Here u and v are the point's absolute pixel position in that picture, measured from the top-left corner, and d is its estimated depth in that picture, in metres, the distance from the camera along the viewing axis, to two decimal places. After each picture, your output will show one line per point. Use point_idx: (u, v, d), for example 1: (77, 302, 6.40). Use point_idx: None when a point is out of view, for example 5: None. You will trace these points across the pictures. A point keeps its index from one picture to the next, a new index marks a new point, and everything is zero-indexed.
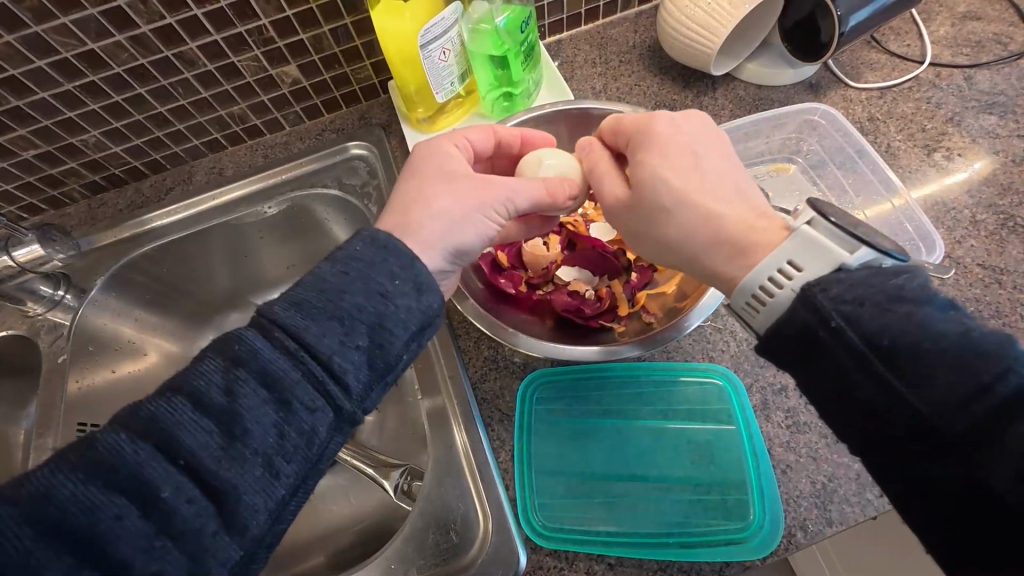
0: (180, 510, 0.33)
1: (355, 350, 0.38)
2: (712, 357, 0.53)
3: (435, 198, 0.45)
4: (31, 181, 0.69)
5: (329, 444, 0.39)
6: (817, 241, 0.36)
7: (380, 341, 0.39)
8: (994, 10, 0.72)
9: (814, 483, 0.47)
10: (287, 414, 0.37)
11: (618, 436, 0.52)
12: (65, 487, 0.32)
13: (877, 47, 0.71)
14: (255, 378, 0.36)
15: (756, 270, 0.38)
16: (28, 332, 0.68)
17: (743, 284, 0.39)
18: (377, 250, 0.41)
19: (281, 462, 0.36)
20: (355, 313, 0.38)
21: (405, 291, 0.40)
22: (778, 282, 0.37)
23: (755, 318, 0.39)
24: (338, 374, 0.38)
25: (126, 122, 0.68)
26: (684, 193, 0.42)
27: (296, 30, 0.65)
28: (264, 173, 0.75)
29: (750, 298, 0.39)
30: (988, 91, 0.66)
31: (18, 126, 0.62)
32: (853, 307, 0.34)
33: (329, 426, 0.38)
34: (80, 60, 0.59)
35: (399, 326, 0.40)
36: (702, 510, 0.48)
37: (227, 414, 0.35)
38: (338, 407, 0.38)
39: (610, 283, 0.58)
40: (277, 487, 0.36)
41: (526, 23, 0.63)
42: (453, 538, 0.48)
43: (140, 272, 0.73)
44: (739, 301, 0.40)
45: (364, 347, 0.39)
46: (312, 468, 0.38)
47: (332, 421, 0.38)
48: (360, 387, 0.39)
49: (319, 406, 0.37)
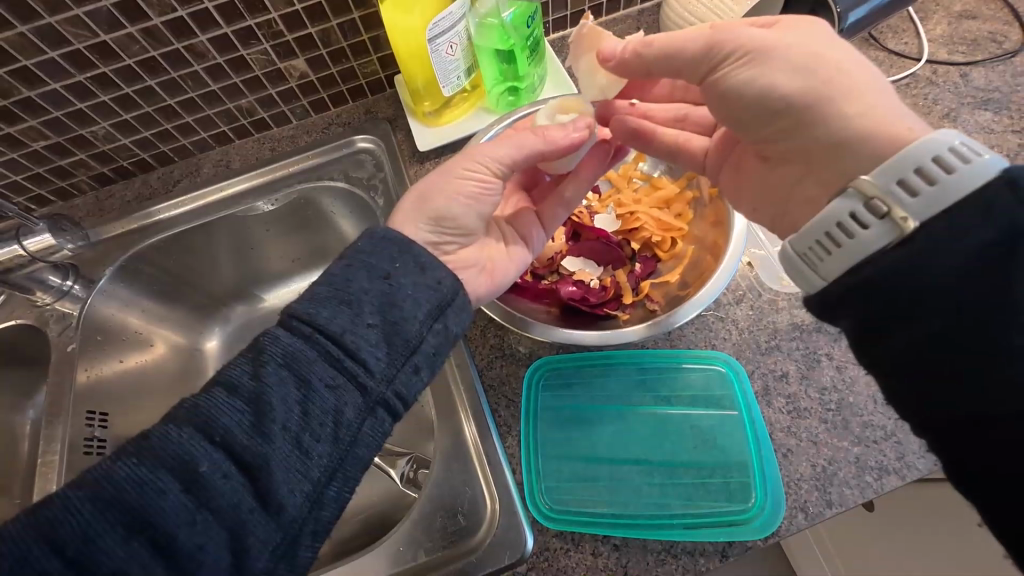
0: (218, 486, 0.35)
1: (369, 329, 0.40)
2: (713, 344, 0.54)
3: (432, 179, 0.49)
4: (40, 173, 0.70)
5: (362, 424, 0.39)
6: None
7: (394, 317, 0.41)
8: (989, 9, 0.73)
9: (814, 466, 0.48)
10: (309, 392, 0.38)
11: (622, 421, 0.53)
12: (123, 469, 0.34)
13: (875, 44, 0.72)
14: (276, 363, 0.38)
15: (920, 145, 0.33)
16: (36, 321, 0.69)
17: (900, 160, 0.34)
18: (377, 241, 0.44)
19: (309, 440, 0.37)
20: (363, 295, 0.41)
21: (409, 271, 0.43)
22: (941, 165, 0.32)
23: (822, 262, 0.37)
24: (352, 350, 0.39)
25: (136, 114, 0.68)
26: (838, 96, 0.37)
27: (304, 24, 0.66)
28: (271, 166, 0.75)
29: (899, 181, 0.34)
30: (983, 88, 0.68)
31: (29, 117, 0.63)
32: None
33: (358, 407, 0.39)
34: (92, 52, 0.60)
35: (409, 302, 0.41)
36: (706, 493, 0.49)
37: (253, 396, 0.37)
38: (363, 386, 0.39)
39: (614, 272, 0.59)
40: (312, 467, 0.37)
41: (532, 18, 0.64)
42: (460, 521, 0.49)
43: (149, 263, 0.74)
44: (883, 180, 0.34)
45: (376, 325, 0.40)
46: (347, 454, 0.39)
47: (359, 403, 0.39)
48: (382, 367, 0.40)
49: (340, 384, 0.39)
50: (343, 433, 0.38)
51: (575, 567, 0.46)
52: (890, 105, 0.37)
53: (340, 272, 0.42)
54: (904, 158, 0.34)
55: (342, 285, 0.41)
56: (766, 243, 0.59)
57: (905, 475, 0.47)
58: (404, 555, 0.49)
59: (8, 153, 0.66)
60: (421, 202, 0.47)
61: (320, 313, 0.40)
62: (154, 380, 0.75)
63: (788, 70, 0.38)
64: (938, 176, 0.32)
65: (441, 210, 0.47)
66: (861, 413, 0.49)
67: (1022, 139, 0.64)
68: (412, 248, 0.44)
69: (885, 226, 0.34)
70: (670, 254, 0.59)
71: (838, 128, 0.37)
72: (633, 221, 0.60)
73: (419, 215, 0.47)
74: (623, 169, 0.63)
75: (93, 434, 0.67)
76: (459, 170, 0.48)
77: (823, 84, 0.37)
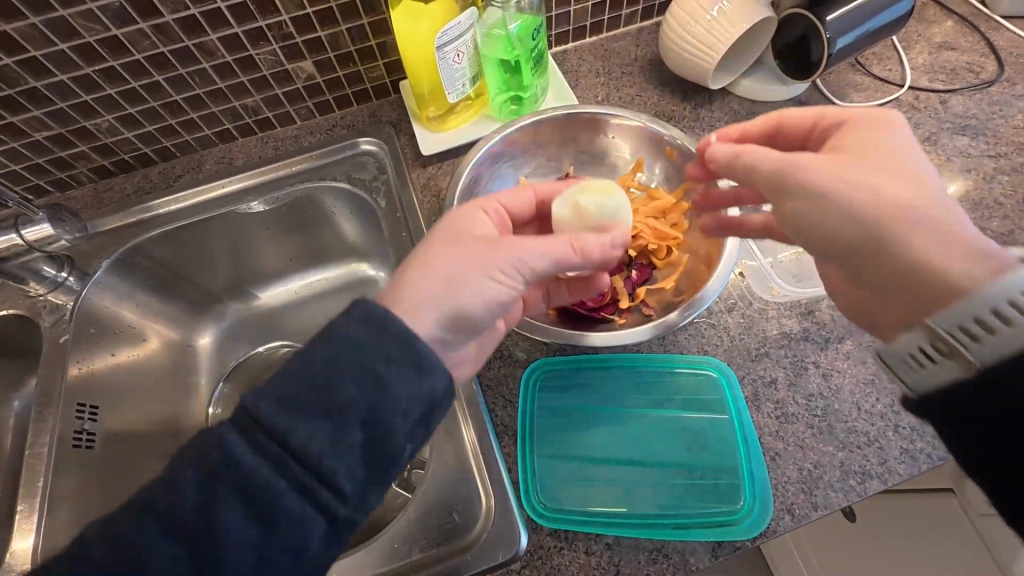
0: None
1: (350, 451, 0.38)
2: (706, 350, 0.56)
3: (442, 260, 0.44)
4: (40, 163, 0.70)
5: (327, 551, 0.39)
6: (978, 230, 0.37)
7: (378, 436, 0.39)
8: (967, 42, 0.78)
9: (801, 470, 0.49)
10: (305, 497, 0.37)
11: (617, 423, 0.54)
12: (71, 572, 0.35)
13: (861, 70, 0.76)
14: (234, 493, 0.37)
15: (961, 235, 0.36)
16: (28, 313, 0.68)
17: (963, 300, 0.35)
18: (373, 329, 0.40)
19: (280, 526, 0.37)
20: (347, 407, 0.39)
21: (406, 374, 0.40)
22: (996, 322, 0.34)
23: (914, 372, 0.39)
24: (327, 477, 0.38)
25: (140, 109, 0.69)
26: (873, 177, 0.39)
27: (314, 27, 0.67)
28: (275, 163, 0.76)
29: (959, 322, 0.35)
30: (961, 114, 0.71)
31: (33, 107, 0.64)
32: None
33: (324, 537, 0.38)
34: (102, 46, 0.61)
35: (397, 416, 0.39)
36: (697, 494, 0.50)
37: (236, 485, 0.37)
38: (331, 514, 0.38)
39: (611, 278, 0.60)
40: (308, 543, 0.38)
41: (537, 31, 0.67)
42: (455, 519, 0.50)
43: (145, 256, 0.74)
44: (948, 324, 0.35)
45: (357, 443, 0.39)
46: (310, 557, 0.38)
47: (325, 530, 0.38)
48: (354, 491, 0.39)
49: (311, 518, 0.37)
50: (318, 486, 0.38)
51: (567, 565, 0.47)
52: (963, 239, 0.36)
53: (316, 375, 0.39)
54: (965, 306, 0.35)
55: (325, 392, 0.39)
56: (758, 254, 0.61)
57: (886, 480, 0.49)
58: (400, 552, 0.50)
59: (9, 143, 0.66)
60: (436, 291, 0.43)
61: (294, 428, 0.38)
62: (146, 375, 0.75)
63: (865, 204, 0.38)
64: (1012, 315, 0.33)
65: (457, 306, 0.43)
66: (846, 419, 0.51)
67: (998, 164, 0.66)
68: (415, 345, 0.40)
69: (946, 365, 0.37)
70: (665, 261, 0.60)
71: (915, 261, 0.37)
72: (631, 228, 0.61)
73: (427, 313, 0.42)
74: (623, 178, 0.64)
75: (83, 427, 0.66)
76: (485, 267, 0.43)
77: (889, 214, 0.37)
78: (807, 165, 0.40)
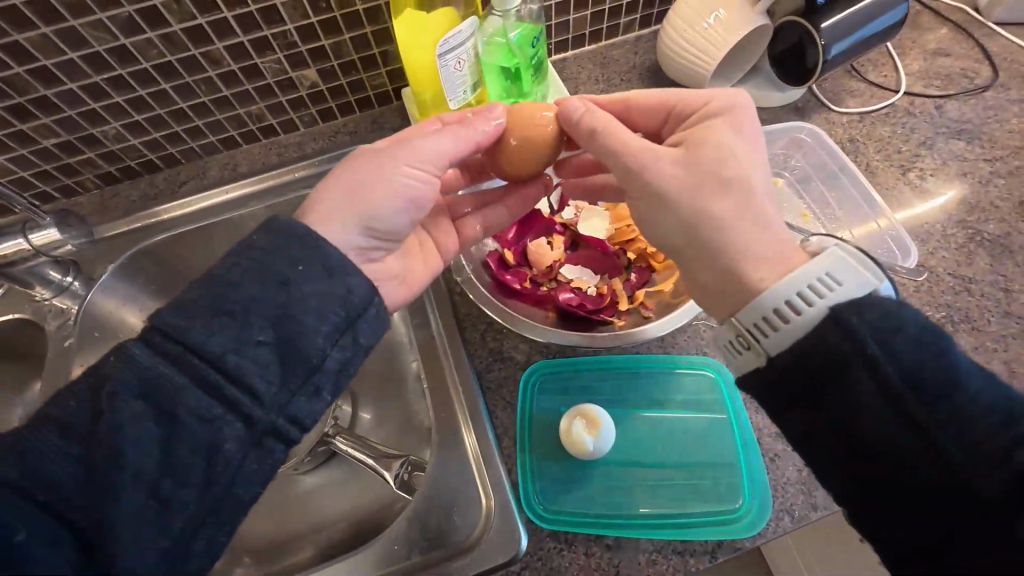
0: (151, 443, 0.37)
1: (260, 346, 0.41)
2: (705, 352, 0.56)
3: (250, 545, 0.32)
4: (47, 170, 0.71)
5: (243, 459, 0.40)
6: (849, 263, 0.40)
7: (288, 333, 0.41)
8: (961, 48, 0.79)
9: (800, 471, 0.49)
10: (175, 427, 0.38)
11: (619, 425, 0.53)
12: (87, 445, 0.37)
13: (857, 76, 0.77)
14: (130, 393, 0.38)
15: (795, 275, 0.40)
16: (34, 316, 0.69)
17: (759, 303, 0.41)
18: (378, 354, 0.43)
19: (169, 486, 0.38)
20: (251, 306, 0.41)
21: (312, 275, 0.43)
22: (802, 301, 0.39)
23: (762, 340, 0.41)
24: (236, 374, 0.39)
25: (147, 116, 0.70)
26: (725, 155, 0.45)
27: (318, 36, 0.69)
28: (279, 171, 0.77)
29: (763, 318, 0.41)
30: (955, 119, 0.72)
31: (43, 115, 0.65)
32: (886, 335, 0.36)
33: (244, 430, 0.40)
34: (110, 55, 0.62)
35: (311, 315, 0.42)
36: (696, 493, 0.50)
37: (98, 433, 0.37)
38: (248, 416, 0.40)
39: (611, 281, 0.60)
40: (172, 517, 0.38)
41: (537, 39, 0.68)
42: (455, 520, 0.50)
43: (150, 259, 0.74)
44: (749, 320, 0.41)
45: (275, 348, 0.41)
46: (221, 496, 0.39)
47: (243, 433, 0.40)
48: (271, 393, 0.41)
49: (219, 418, 0.39)
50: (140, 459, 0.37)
51: (568, 566, 0.47)
52: (762, 172, 0.45)
53: (223, 274, 0.42)
54: (767, 299, 0.41)
55: (220, 291, 0.41)
56: None
57: None
58: (399, 554, 0.49)
59: (18, 149, 0.67)
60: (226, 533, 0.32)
61: (194, 327, 0.40)
62: None
63: (721, 189, 0.44)
64: (801, 309, 0.39)
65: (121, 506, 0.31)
66: None
67: (992, 167, 0.67)
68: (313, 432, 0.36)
69: (749, 356, 0.42)
70: (664, 264, 0.60)
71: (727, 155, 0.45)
72: (629, 232, 0.62)
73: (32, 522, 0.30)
74: None
75: None
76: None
77: (713, 190, 0.44)
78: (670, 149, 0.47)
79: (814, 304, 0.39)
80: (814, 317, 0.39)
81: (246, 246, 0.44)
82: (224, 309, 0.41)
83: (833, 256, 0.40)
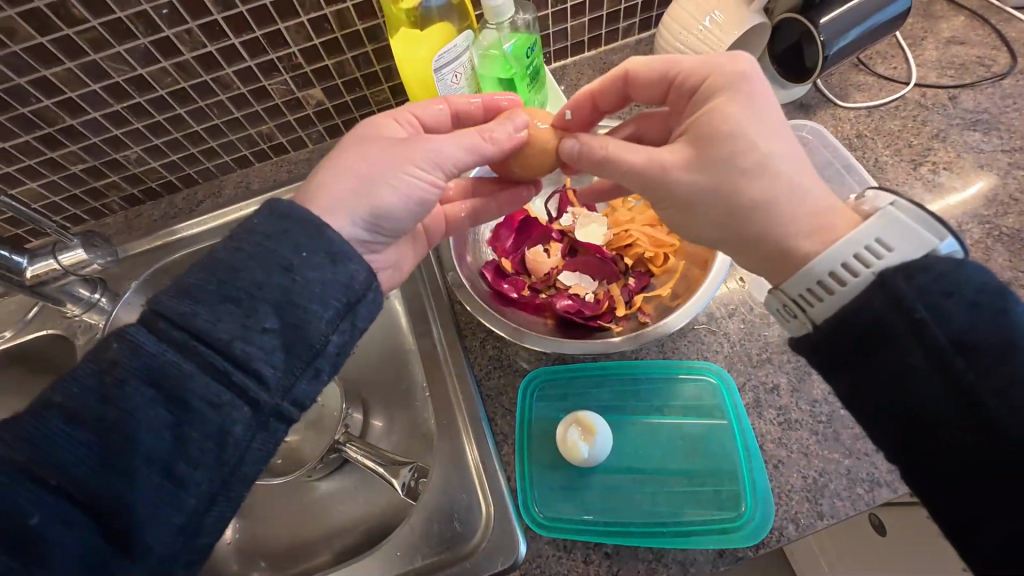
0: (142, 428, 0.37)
1: (264, 334, 0.40)
2: (706, 357, 0.56)
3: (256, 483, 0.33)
4: (76, 194, 0.75)
5: (251, 441, 0.40)
6: (903, 223, 0.38)
7: (294, 320, 0.41)
8: (977, 35, 0.76)
9: (805, 478, 0.48)
10: (185, 413, 0.38)
11: (619, 431, 0.53)
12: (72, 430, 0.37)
13: (865, 69, 0.74)
14: (141, 381, 0.38)
15: (844, 242, 0.39)
16: (65, 331, 0.74)
17: (809, 269, 0.40)
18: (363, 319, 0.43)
19: (183, 468, 0.38)
20: (256, 292, 0.41)
21: (317, 262, 0.42)
22: (851, 268, 0.39)
23: (810, 309, 0.41)
24: (243, 361, 0.39)
25: (165, 140, 0.74)
26: (747, 135, 0.42)
27: (322, 57, 0.71)
28: (289, 187, 0.80)
29: (814, 285, 0.40)
30: (971, 109, 0.69)
31: (70, 143, 0.69)
32: (938, 299, 0.36)
33: (248, 421, 0.40)
34: (129, 84, 0.66)
35: (316, 302, 0.42)
36: (697, 501, 0.49)
37: (104, 421, 0.37)
38: (254, 399, 0.40)
39: (608, 287, 0.60)
40: (186, 499, 0.38)
41: (532, 49, 0.68)
42: (456, 526, 0.50)
43: (170, 276, 0.78)
44: (797, 289, 0.41)
45: (274, 330, 0.41)
46: (231, 476, 0.40)
47: (251, 416, 0.40)
48: (278, 378, 0.41)
49: (225, 402, 0.39)
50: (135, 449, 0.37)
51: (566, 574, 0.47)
52: (788, 140, 0.43)
53: (227, 259, 0.42)
54: (810, 270, 0.40)
55: (226, 277, 0.41)
56: None
57: (897, 488, 0.47)
58: (402, 560, 0.50)
59: (49, 176, 0.71)
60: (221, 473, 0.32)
61: (199, 313, 0.39)
62: None
63: (749, 173, 0.42)
64: (855, 273, 0.38)
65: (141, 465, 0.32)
66: (852, 425, 0.50)
67: (1012, 158, 0.65)
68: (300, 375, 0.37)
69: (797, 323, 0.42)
70: (663, 269, 0.60)
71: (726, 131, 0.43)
72: (627, 237, 0.61)
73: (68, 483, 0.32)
74: None
75: None
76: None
77: (735, 172, 0.42)
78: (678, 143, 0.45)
79: (863, 271, 0.38)
80: (865, 282, 0.38)
81: (249, 230, 0.43)
82: (230, 295, 0.40)
83: (889, 218, 0.39)
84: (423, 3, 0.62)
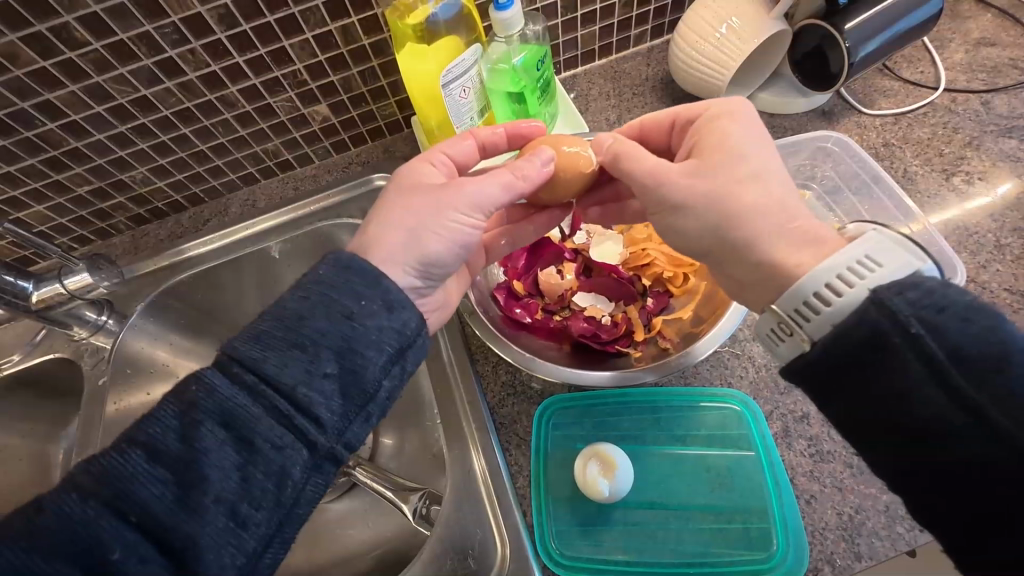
0: (149, 484, 0.35)
1: (325, 379, 0.39)
2: (729, 382, 0.53)
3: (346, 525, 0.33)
4: (82, 215, 0.75)
5: (306, 483, 0.38)
6: (888, 245, 0.37)
7: (352, 365, 0.40)
8: (1009, 36, 0.72)
9: (840, 515, 0.45)
10: (252, 454, 0.37)
11: (638, 462, 0.51)
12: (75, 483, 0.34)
13: (890, 74, 0.71)
14: (168, 426, 0.36)
15: (833, 258, 0.37)
16: (73, 355, 0.73)
17: (799, 286, 0.38)
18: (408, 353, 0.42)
19: (246, 509, 0.36)
20: (320, 338, 0.39)
21: (374, 310, 0.41)
22: (844, 283, 0.36)
23: (805, 326, 0.38)
24: (304, 405, 0.38)
25: (170, 159, 0.73)
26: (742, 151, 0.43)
27: (327, 73, 0.70)
28: (295, 203, 0.78)
29: (804, 302, 0.38)
30: (1006, 115, 0.66)
31: (75, 165, 0.68)
32: (927, 315, 0.33)
33: (304, 466, 0.38)
34: (133, 106, 0.65)
35: (372, 348, 0.40)
36: (725, 539, 0.47)
37: (152, 463, 0.35)
38: (312, 443, 0.38)
39: (626, 309, 0.58)
40: (246, 539, 0.36)
41: (542, 61, 0.67)
42: (470, 565, 0.47)
43: (176, 298, 0.77)
44: (791, 305, 0.39)
45: (333, 373, 0.39)
46: (286, 518, 0.38)
47: (307, 459, 0.38)
48: (334, 420, 0.39)
49: (288, 444, 0.37)
50: (138, 502, 0.34)
51: None
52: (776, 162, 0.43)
53: (295, 307, 0.40)
54: (803, 286, 0.38)
55: (293, 325, 0.39)
56: None
57: None
58: None
59: (55, 199, 0.71)
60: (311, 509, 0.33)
61: (267, 358, 0.38)
62: None
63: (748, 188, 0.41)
64: (842, 292, 0.36)
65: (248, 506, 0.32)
66: None
67: None
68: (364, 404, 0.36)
69: (794, 342, 0.39)
70: (683, 289, 0.58)
71: (756, 171, 0.42)
72: (645, 256, 0.59)
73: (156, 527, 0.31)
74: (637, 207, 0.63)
75: None
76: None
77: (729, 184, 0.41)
78: (675, 177, 0.44)
79: (856, 286, 0.36)
80: (858, 299, 0.36)
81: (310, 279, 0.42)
82: (297, 342, 0.39)
83: (873, 240, 0.38)
84: (429, 18, 0.60)
